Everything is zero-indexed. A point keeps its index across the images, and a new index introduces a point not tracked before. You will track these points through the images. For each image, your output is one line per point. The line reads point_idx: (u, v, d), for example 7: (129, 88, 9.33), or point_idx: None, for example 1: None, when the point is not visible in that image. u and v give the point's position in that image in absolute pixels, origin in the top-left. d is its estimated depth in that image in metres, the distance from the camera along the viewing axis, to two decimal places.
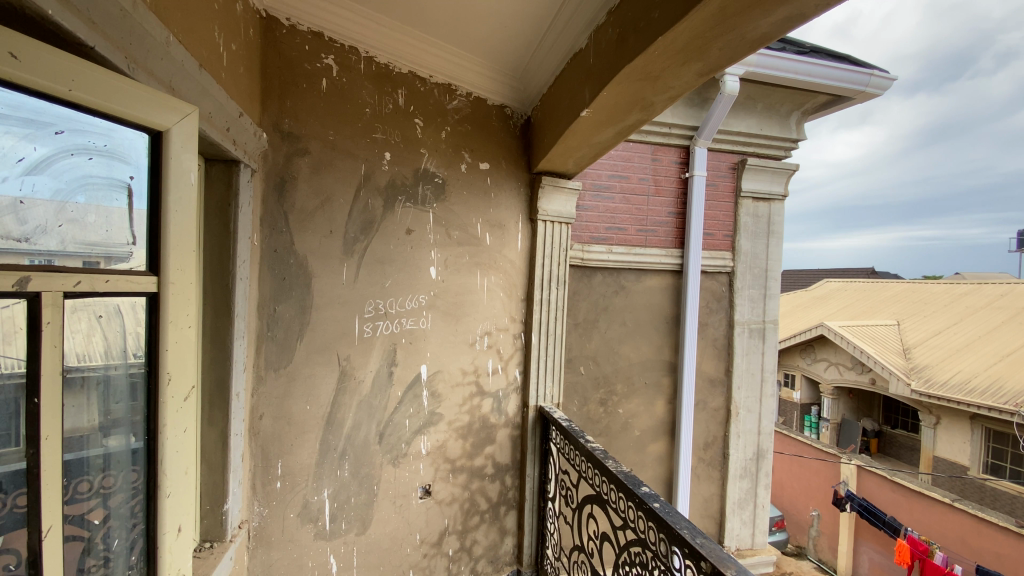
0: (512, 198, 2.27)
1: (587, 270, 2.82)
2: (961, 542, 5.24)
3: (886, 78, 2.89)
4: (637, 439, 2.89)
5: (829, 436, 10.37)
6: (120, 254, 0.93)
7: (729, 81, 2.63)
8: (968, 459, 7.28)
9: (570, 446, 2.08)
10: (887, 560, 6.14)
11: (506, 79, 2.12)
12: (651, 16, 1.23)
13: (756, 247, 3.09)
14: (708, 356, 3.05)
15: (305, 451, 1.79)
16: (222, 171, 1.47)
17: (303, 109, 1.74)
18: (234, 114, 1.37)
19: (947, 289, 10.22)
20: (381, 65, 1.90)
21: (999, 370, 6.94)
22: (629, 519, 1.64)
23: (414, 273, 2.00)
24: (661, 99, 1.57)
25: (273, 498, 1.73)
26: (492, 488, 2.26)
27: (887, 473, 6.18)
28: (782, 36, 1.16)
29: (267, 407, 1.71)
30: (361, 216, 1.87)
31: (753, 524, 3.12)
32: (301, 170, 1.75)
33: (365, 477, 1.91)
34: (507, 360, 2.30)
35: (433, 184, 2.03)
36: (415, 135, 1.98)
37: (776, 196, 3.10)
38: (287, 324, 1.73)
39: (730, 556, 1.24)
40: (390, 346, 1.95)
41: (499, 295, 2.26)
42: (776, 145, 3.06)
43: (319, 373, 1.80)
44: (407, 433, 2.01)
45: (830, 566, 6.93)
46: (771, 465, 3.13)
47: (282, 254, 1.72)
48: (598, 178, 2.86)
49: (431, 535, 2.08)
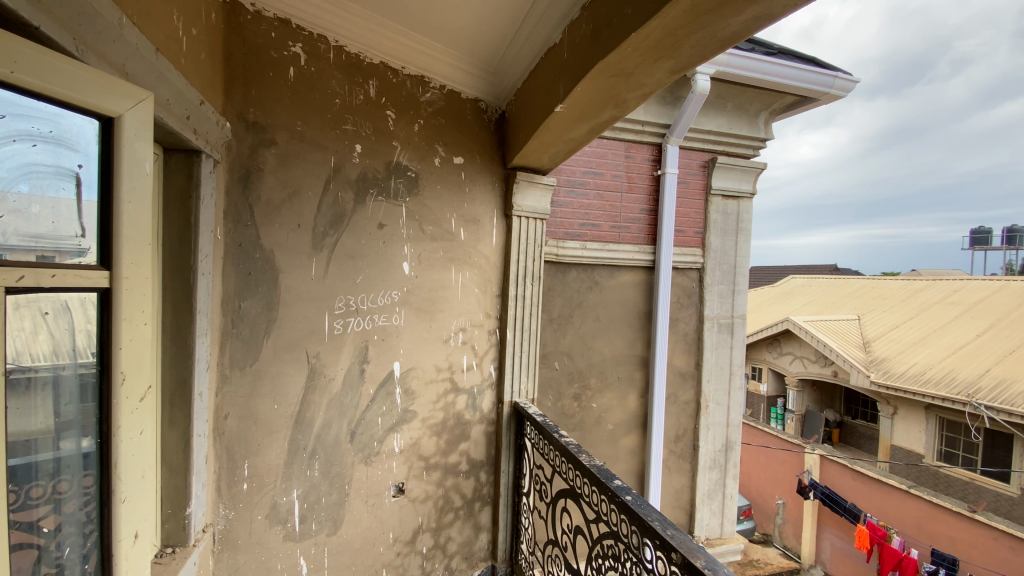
0: (486, 192, 2.25)
1: (561, 266, 2.82)
2: (918, 528, 5.55)
3: (850, 80, 2.97)
4: (610, 432, 2.92)
5: (794, 428, 10.69)
6: (72, 248, 0.88)
7: (701, 80, 2.67)
8: (923, 447, 7.65)
9: (545, 441, 2.09)
10: (848, 546, 6.39)
11: (480, 72, 2.09)
12: (625, 12, 1.23)
13: (726, 244, 3.16)
14: (679, 350, 3.11)
15: (273, 451, 1.74)
16: (181, 162, 1.40)
17: (269, 98, 1.69)
18: (194, 102, 1.31)
19: (903, 285, 10.71)
20: (352, 55, 1.85)
21: (952, 362, 7.35)
22: (602, 513, 1.65)
23: (386, 267, 1.96)
24: (634, 96, 1.57)
25: (239, 500, 1.68)
26: (466, 484, 2.25)
27: (847, 461, 6.46)
28: (750, 36, 1.18)
29: (233, 407, 1.66)
30: (331, 209, 1.82)
31: (722, 514, 3.21)
32: (267, 161, 1.69)
33: (336, 476, 1.87)
34: (481, 357, 2.28)
35: (406, 177, 2.00)
36: (387, 127, 1.94)
37: (745, 194, 3.18)
38: (253, 320, 1.68)
39: (701, 547, 1.26)
40: (361, 343, 1.91)
41: (473, 291, 2.24)
42: (744, 145, 3.13)
43: (288, 371, 1.75)
44: (380, 432, 1.98)
45: (794, 552, 7.17)
46: (739, 456, 3.21)
47: (247, 248, 1.66)
48: (573, 174, 2.86)
49: (405, 533, 2.06)
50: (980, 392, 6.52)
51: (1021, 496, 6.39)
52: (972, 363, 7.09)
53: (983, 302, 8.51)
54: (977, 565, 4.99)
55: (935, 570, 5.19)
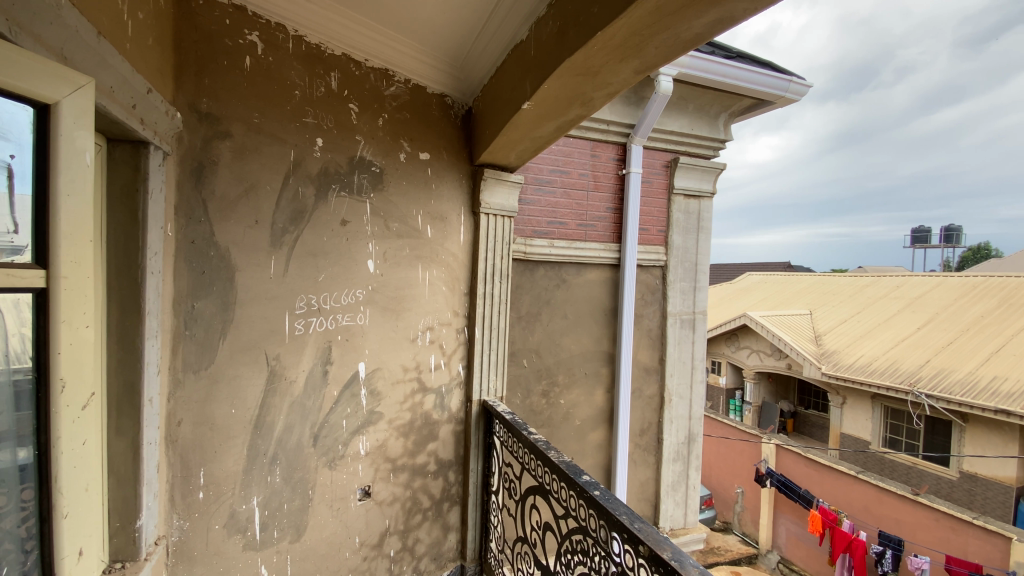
0: (453, 189, 2.22)
1: (529, 264, 2.82)
2: (865, 510, 5.90)
3: (803, 85, 3.09)
4: (578, 428, 2.95)
5: (751, 419, 11.10)
6: (5, 245, 0.80)
7: (664, 81, 2.73)
8: (870, 434, 8.11)
9: (514, 439, 2.09)
10: (802, 531, 6.66)
11: (446, 67, 2.06)
12: (592, 10, 1.23)
13: (687, 242, 3.25)
14: (643, 346, 3.17)
15: (231, 457, 1.67)
16: (128, 153, 1.32)
17: (223, 87, 1.61)
18: (141, 90, 1.23)
19: (851, 281, 11.31)
20: (312, 46, 1.80)
21: (895, 354, 7.83)
22: (571, 508, 1.67)
23: (350, 265, 1.91)
24: (600, 95, 1.59)
25: (195, 510, 1.60)
26: (435, 485, 2.23)
27: (800, 449, 6.78)
28: (712, 37, 1.21)
29: (186, 412, 1.57)
30: (291, 205, 1.76)
31: (685, 505, 3.30)
32: (221, 155, 1.61)
33: (299, 481, 1.81)
34: (449, 356, 2.26)
35: (370, 173, 1.95)
36: (350, 121, 1.89)
37: (705, 193, 3.27)
38: (208, 321, 1.60)
39: (667, 539, 1.29)
40: (324, 344, 1.86)
41: (441, 289, 2.21)
42: (704, 145, 3.23)
43: (246, 374, 1.68)
44: (345, 434, 1.92)
45: (753, 538, 7.45)
46: (701, 447, 3.32)
47: (201, 245, 1.58)
48: (540, 172, 2.86)
49: (371, 537, 2.02)
50: (921, 382, 6.97)
51: (958, 478, 6.89)
52: (914, 354, 7.58)
53: (922, 298, 9.10)
54: (921, 545, 5.33)
55: (882, 551, 5.53)
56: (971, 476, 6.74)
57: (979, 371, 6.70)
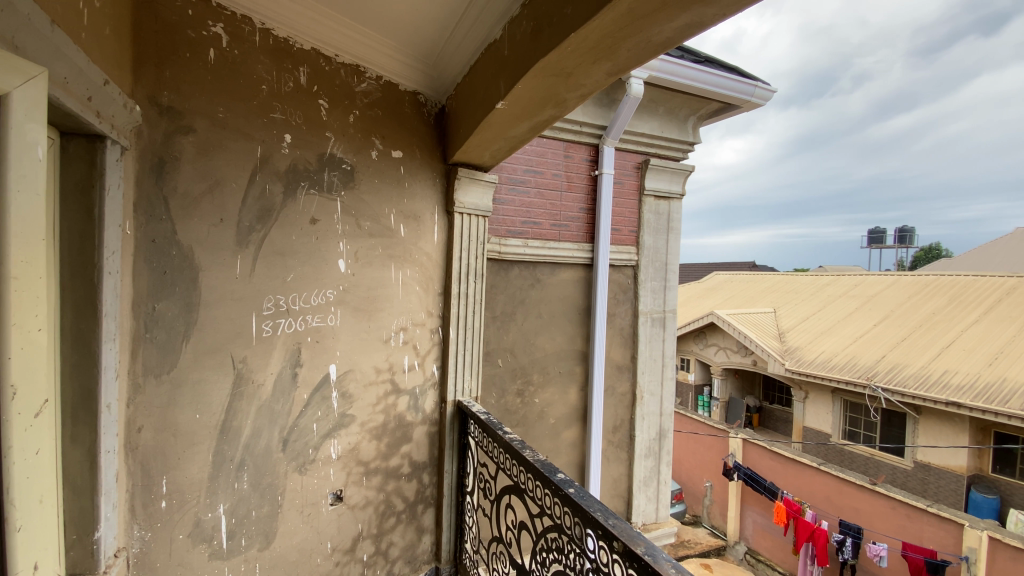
0: (426, 188, 2.20)
1: (504, 264, 2.82)
2: (827, 500, 6.15)
3: (768, 90, 3.19)
4: (552, 427, 2.97)
5: (719, 414, 11.39)
6: None
7: (635, 84, 2.77)
8: (830, 427, 8.44)
9: (488, 439, 2.08)
10: (768, 522, 6.88)
11: (419, 65, 2.04)
12: (565, 12, 1.24)
13: (658, 242, 3.32)
14: (616, 344, 3.22)
15: (196, 464, 1.61)
16: (83, 148, 1.25)
17: (186, 80, 1.55)
18: (97, 82, 1.17)
19: (813, 280, 11.77)
20: (280, 39, 1.75)
21: (854, 349, 8.20)
22: (546, 507, 1.68)
23: (320, 265, 1.87)
24: (574, 96, 1.60)
25: (157, 520, 1.54)
26: (408, 487, 2.20)
27: (766, 443, 7.01)
28: (682, 42, 1.23)
29: (147, 418, 1.50)
30: (257, 203, 1.71)
31: (656, 500, 3.36)
32: (184, 150, 1.55)
33: (267, 487, 1.77)
34: (423, 356, 2.24)
35: (341, 171, 1.91)
36: (319, 117, 1.85)
37: (675, 194, 3.35)
38: (170, 323, 1.53)
39: (640, 533, 1.32)
40: (293, 346, 1.81)
41: (415, 289, 2.18)
42: (674, 147, 3.30)
43: (211, 378, 1.62)
44: (315, 438, 1.88)
45: (721, 530, 7.65)
46: (672, 443, 3.39)
47: (162, 244, 1.51)
48: (514, 172, 2.86)
49: (344, 542, 1.98)
50: (878, 376, 7.32)
51: (912, 468, 7.29)
52: (871, 350, 7.96)
53: (877, 296, 9.57)
54: (879, 532, 5.60)
55: (843, 539, 5.76)
56: (924, 465, 7.14)
57: (930, 365, 7.08)
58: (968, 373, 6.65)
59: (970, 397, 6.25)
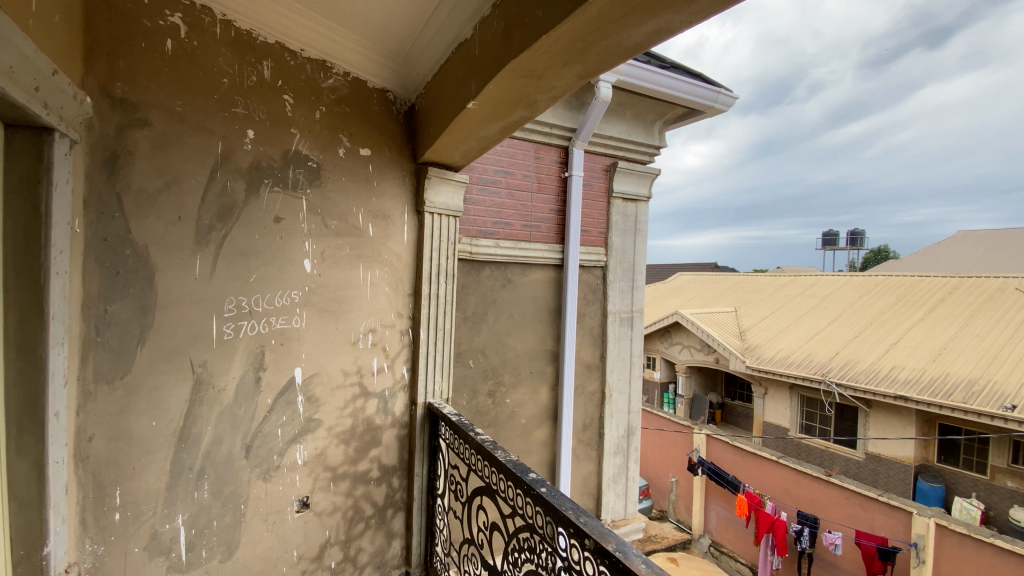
0: (395, 187, 2.16)
1: (475, 265, 2.80)
2: (785, 492, 6.42)
3: (731, 97, 3.29)
4: (523, 427, 2.98)
5: (683, 411, 11.67)
6: None
7: (604, 87, 2.81)
8: (788, 421, 8.80)
9: (460, 440, 2.07)
10: (730, 514, 7.10)
11: (388, 62, 2.01)
12: (536, 14, 1.24)
13: (626, 243, 3.38)
14: (585, 343, 3.25)
15: (152, 474, 1.53)
16: (29, 140, 1.18)
17: (141, 71, 1.47)
18: (45, 72, 1.10)
19: (771, 280, 12.24)
20: (242, 32, 1.69)
21: (810, 347, 8.59)
22: (518, 507, 1.68)
23: (285, 265, 1.82)
24: (545, 98, 1.61)
25: (111, 533, 1.46)
26: (378, 492, 2.16)
27: (729, 438, 7.25)
28: (650, 47, 1.26)
29: (100, 427, 1.42)
30: (218, 201, 1.64)
31: (625, 497, 3.42)
32: (139, 144, 1.48)
33: (230, 495, 1.71)
34: (393, 358, 2.20)
35: (306, 168, 1.86)
36: (284, 113, 1.80)
37: (641, 197, 3.42)
38: (123, 327, 1.46)
39: (611, 530, 1.33)
40: (256, 349, 1.75)
41: (384, 289, 2.15)
42: (641, 151, 3.37)
43: (169, 383, 1.55)
44: (280, 444, 1.83)
45: (686, 524, 7.86)
46: (640, 440, 3.46)
47: (115, 243, 1.44)
48: (485, 172, 2.85)
49: (310, 550, 1.93)
50: (833, 371, 7.69)
51: (864, 459, 7.68)
52: (826, 347, 8.35)
53: (830, 296, 10.06)
54: (834, 522, 5.88)
55: (801, 529, 6.01)
56: (874, 456, 7.53)
57: (880, 361, 7.49)
58: (914, 369, 7.07)
59: (916, 391, 6.65)
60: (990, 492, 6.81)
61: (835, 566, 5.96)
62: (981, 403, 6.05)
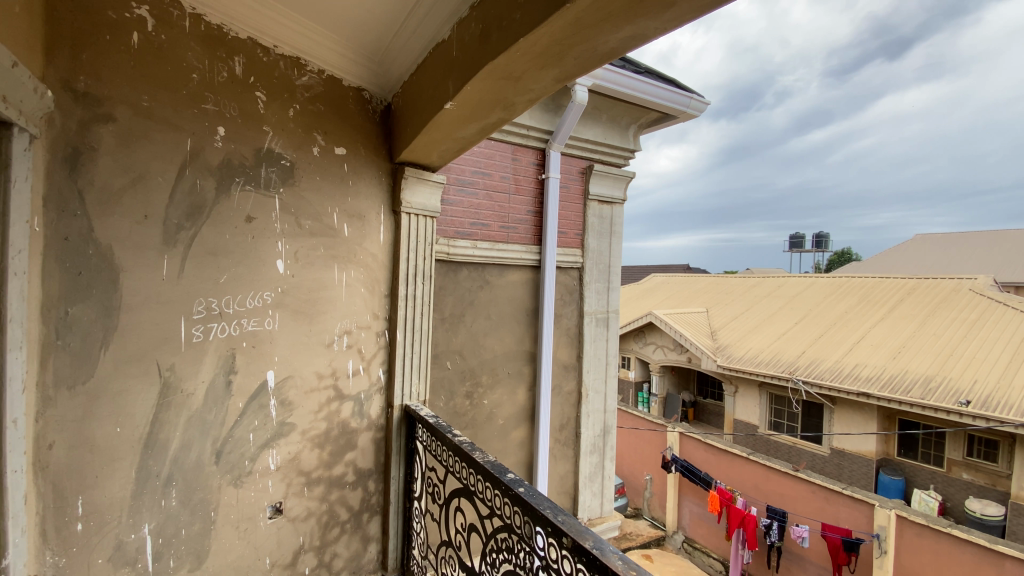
0: (371, 187, 2.14)
1: (452, 266, 2.79)
2: (755, 487, 6.60)
3: (702, 102, 3.37)
4: (501, 427, 2.98)
5: (657, 410, 11.85)
6: None
7: (580, 91, 2.85)
8: (758, 419, 9.04)
9: (437, 442, 2.06)
10: (703, 511, 7.26)
11: (364, 61, 1.99)
12: (514, 17, 1.26)
13: (602, 245, 3.42)
14: (562, 344, 3.28)
15: (117, 482, 1.47)
16: None
17: (105, 65, 1.42)
18: (4, 64, 1.06)
19: (741, 280, 12.57)
20: (212, 27, 1.65)
21: (778, 346, 8.87)
22: (496, 507, 1.68)
23: (257, 266, 1.78)
24: (522, 100, 1.62)
25: (73, 544, 1.40)
26: (353, 496, 2.13)
27: (701, 436, 7.40)
28: (625, 52, 1.28)
29: (60, 434, 1.36)
30: (187, 199, 1.60)
31: (601, 495, 3.46)
32: (102, 140, 1.42)
33: (199, 503, 1.66)
34: (369, 360, 2.17)
35: (279, 167, 1.83)
36: (256, 110, 1.76)
37: (617, 200, 3.47)
38: (85, 330, 1.40)
39: (588, 528, 1.35)
40: (227, 351, 1.71)
41: (359, 291, 2.12)
42: (616, 154, 3.42)
43: (134, 388, 1.50)
44: (252, 449, 1.79)
45: (660, 522, 7.98)
46: (615, 439, 3.51)
47: (77, 242, 1.38)
48: (462, 173, 2.84)
49: (283, 557, 1.90)
50: (800, 370, 7.95)
51: (829, 454, 7.96)
52: (793, 346, 8.63)
53: (797, 297, 10.41)
54: (801, 515, 6.08)
55: (770, 523, 6.16)
56: (839, 451, 7.82)
57: (844, 359, 7.79)
58: (876, 367, 7.37)
59: (877, 387, 6.93)
60: (947, 484, 7.15)
61: (802, 558, 6.16)
62: (937, 399, 6.35)
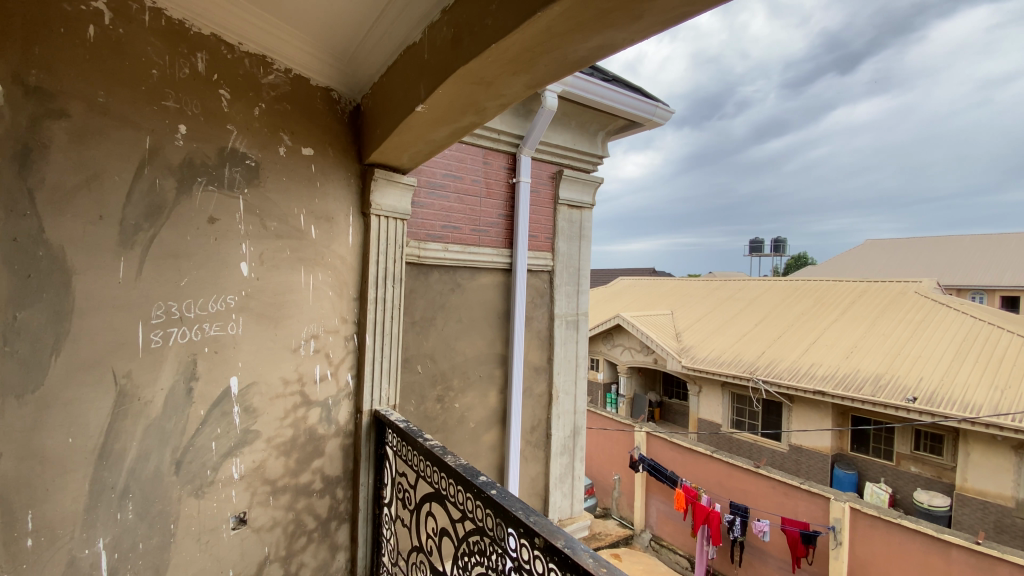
0: (340, 189, 2.11)
1: (423, 268, 2.78)
2: (718, 484, 6.80)
3: (667, 111, 3.47)
4: (472, 431, 2.97)
5: (625, 410, 12.03)
6: None
7: (550, 97, 2.90)
8: (721, 417, 9.31)
9: (407, 447, 2.04)
10: (669, 509, 7.42)
11: (332, 62, 1.96)
12: (485, 22, 1.27)
13: (571, 249, 3.48)
14: (533, 346, 3.30)
15: (69, 495, 1.40)
16: None
17: (59, 58, 1.35)
18: None
19: (705, 283, 12.96)
20: (173, 21, 1.60)
21: (739, 346, 9.18)
22: (468, 510, 1.68)
23: (220, 269, 1.73)
24: (493, 104, 1.64)
25: (21, 562, 1.32)
26: (321, 504, 2.09)
27: (667, 435, 7.57)
28: (594, 61, 1.32)
29: (7, 445, 1.28)
30: (145, 199, 1.54)
31: (571, 496, 3.50)
32: (54, 137, 1.36)
33: (158, 515, 1.60)
34: (337, 365, 2.14)
35: (244, 167, 1.79)
36: (219, 108, 1.72)
37: (585, 204, 3.54)
38: (34, 335, 1.33)
39: (559, 528, 1.37)
40: (187, 357, 1.65)
41: (327, 294, 2.09)
42: (585, 160, 3.49)
43: (87, 397, 1.43)
44: (214, 458, 1.74)
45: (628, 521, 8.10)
46: (584, 439, 3.57)
47: (26, 244, 1.31)
48: (433, 176, 2.84)
49: (247, 568, 1.85)
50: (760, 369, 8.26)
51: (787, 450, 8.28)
52: (753, 347, 8.97)
53: (757, 300, 10.81)
54: (762, 510, 6.30)
55: (733, 519, 6.36)
56: (797, 448, 8.14)
57: (801, 359, 8.13)
58: (830, 366, 7.73)
59: (832, 386, 7.27)
60: (896, 477, 7.55)
61: (763, 550, 6.39)
62: (886, 396, 6.71)
